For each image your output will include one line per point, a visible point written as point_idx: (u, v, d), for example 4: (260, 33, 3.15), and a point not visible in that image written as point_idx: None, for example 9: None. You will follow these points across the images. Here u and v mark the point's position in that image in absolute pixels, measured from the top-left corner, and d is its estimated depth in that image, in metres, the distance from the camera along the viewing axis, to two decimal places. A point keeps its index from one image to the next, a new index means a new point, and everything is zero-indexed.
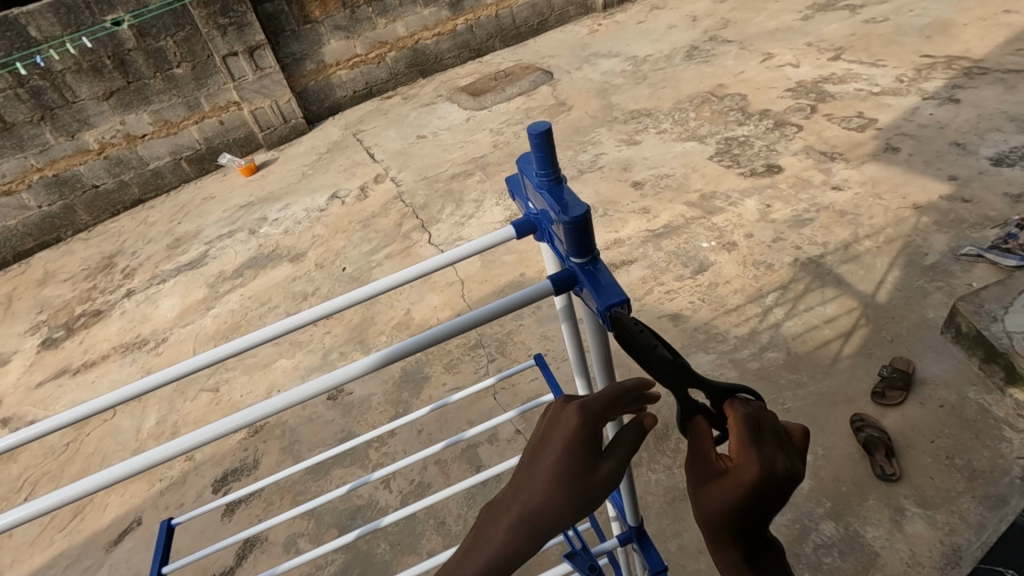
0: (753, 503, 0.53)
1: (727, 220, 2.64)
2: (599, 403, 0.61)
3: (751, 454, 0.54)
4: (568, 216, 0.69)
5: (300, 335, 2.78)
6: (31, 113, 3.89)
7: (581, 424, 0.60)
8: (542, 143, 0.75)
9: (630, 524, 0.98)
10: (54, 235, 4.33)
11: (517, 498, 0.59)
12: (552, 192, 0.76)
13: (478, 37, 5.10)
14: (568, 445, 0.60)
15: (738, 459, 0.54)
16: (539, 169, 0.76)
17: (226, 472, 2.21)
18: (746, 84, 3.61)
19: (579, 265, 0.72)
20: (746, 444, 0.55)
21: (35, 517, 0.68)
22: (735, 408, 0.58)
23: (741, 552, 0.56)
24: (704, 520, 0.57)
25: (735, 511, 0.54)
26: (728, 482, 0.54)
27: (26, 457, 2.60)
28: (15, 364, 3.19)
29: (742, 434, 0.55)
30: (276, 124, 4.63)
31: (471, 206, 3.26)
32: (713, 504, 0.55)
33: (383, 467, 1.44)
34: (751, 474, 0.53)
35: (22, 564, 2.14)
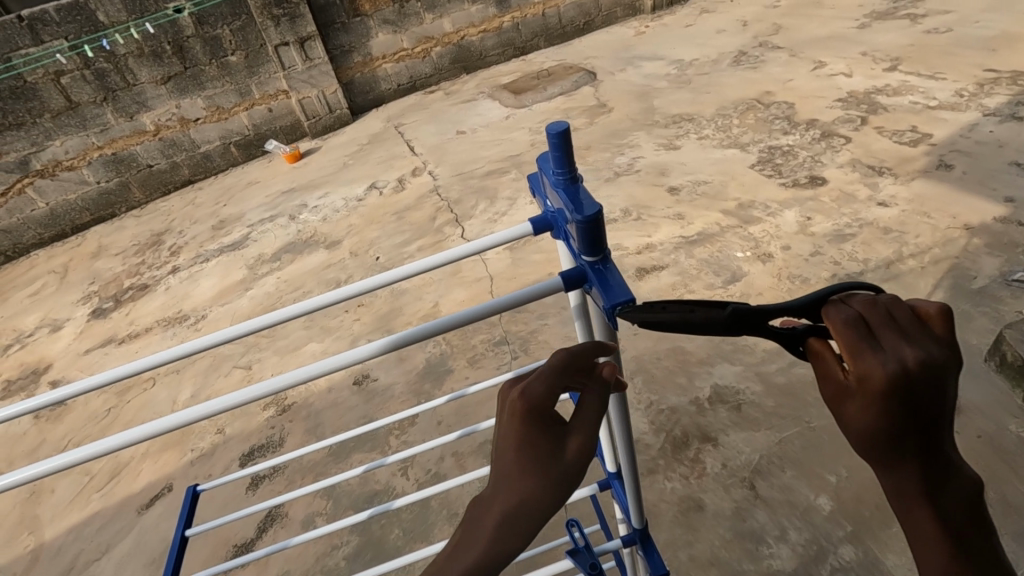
0: (899, 407, 0.49)
1: (764, 231, 2.58)
2: (546, 378, 0.64)
3: (872, 360, 0.50)
4: (581, 215, 0.70)
5: (331, 320, 2.85)
6: (94, 94, 4.10)
7: (532, 403, 0.63)
8: (560, 142, 0.75)
9: (634, 526, 0.98)
10: (109, 211, 4.55)
11: (494, 493, 0.61)
12: (567, 190, 0.76)
13: (523, 35, 5.12)
14: (525, 429, 0.62)
15: (857, 370, 0.50)
16: (556, 168, 0.77)
17: (254, 447, 2.29)
18: (793, 92, 3.52)
19: (590, 264, 0.72)
20: (859, 348, 0.51)
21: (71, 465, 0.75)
22: (833, 315, 0.54)
23: (909, 461, 0.52)
24: (857, 439, 0.53)
25: (882, 423, 0.50)
26: (861, 397, 0.50)
27: (71, 420, 2.76)
28: (66, 331, 3.37)
29: (852, 339, 0.51)
30: (321, 114, 4.76)
31: (504, 203, 3.29)
32: (857, 425, 0.52)
33: (398, 453, 1.51)
34: (876, 379, 0.49)
35: (61, 520, 2.27)
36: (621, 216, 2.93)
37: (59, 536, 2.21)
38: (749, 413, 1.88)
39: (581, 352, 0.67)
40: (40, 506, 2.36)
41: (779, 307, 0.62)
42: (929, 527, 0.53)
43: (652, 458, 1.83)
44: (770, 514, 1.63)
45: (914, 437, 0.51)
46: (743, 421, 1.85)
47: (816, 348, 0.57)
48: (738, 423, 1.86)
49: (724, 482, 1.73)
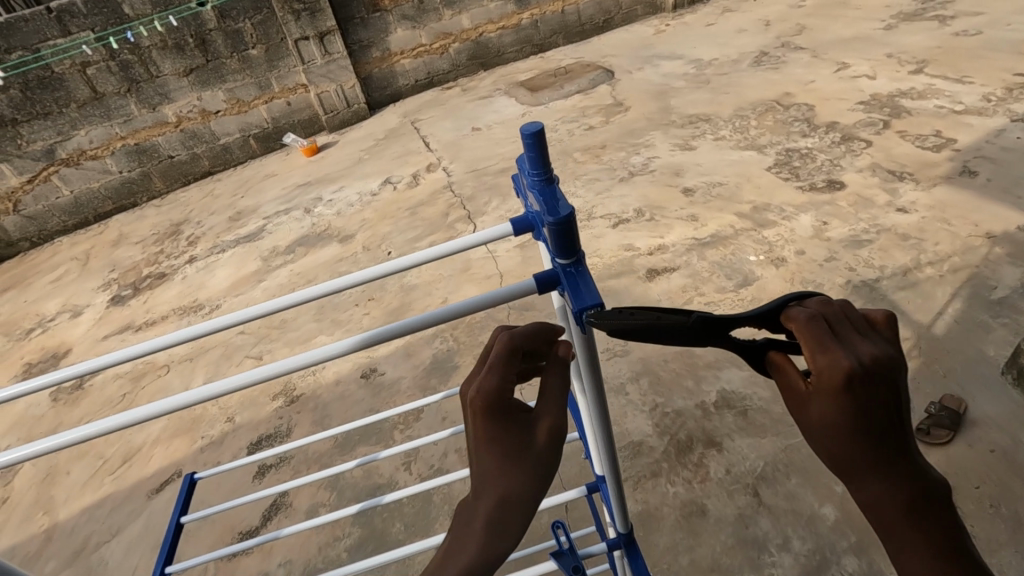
0: (858, 399, 0.54)
1: (778, 234, 2.54)
2: (494, 368, 0.62)
3: (830, 355, 0.55)
4: (552, 219, 0.69)
5: (342, 314, 2.88)
6: (119, 85, 4.17)
7: (488, 398, 0.62)
8: (535, 143, 0.73)
9: (618, 530, 1.00)
10: (131, 200, 4.64)
11: (475, 497, 0.60)
12: (542, 192, 0.75)
13: (542, 32, 5.10)
14: (487, 428, 0.62)
15: (818, 366, 0.56)
16: (532, 169, 0.75)
17: (261, 437, 2.33)
18: (814, 93, 3.46)
19: (563, 267, 0.73)
20: (822, 344, 0.56)
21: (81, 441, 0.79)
22: (796, 317, 0.59)
23: (876, 457, 0.55)
24: (823, 439, 0.57)
25: (847, 416, 0.54)
26: (823, 392, 0.55)
27: (87, 404, 2.83)
28: (86, 317, 3.45)
29: (814, 338, 0.57)
30: (339, 108, 4.80)
31: (517, 201, 3.28)
32: (823, 422, 0.56)
33: (388, 449, 1.59)
34: (834, 372, 0.54)
35: (74, 501, 2.32)
36: (633, 216, 2.90)
37: (72, 516, 2.27)
38: (756, 419, 1.85)
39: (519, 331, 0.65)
40: (55, 487, 2.42)
41: (738, 318, 0.65)
42: (901, 524, 0.55)
43: (656, 461, 1.82)
44: (773, 521, 1.61)
45: (877, 432, 0.55)
46: (749, 427, 1.83)
47: (777, 362, 0.61)
48: (744, 429, 1.83)
49: (728, 488, 1.71)
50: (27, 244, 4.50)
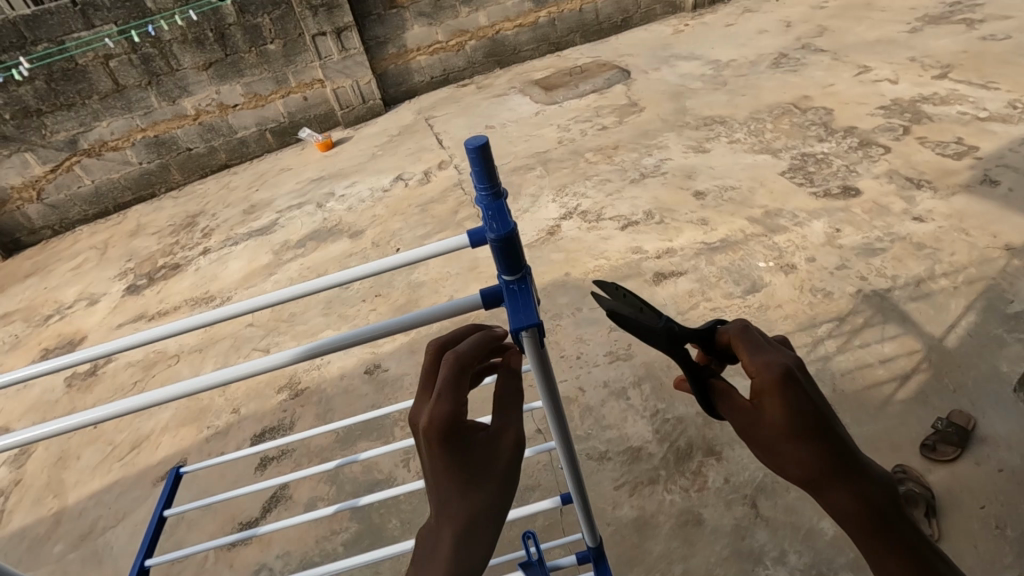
0: (795, 393, 0.66)
1: (789, 241, 2.50)
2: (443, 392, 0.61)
3: (764, 361, 0.68)
4: (493, 239, 0.71)
5: (349, 309, 2.90)
6: (139, 78, 4.24)
7: (442, 422, 0.60)
8: (481, 158, 0.67)
9: (588, 545, 1.09)
10: (150, 191, 4.73)
11: (440, 523, 0.61)
12: (490, 209, 0.71)
13: (558, 31, 5.07)
14: (443, 453, 0.61)
15: (760, 372, 0.68)
16: (479, 184, 0.70)
17: (265, 429, 2.36)
18: (833, 97, 3.39)
19: (506, 283, 0.76)
20: (756, 353, 0.70)
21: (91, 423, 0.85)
22: (733, 335, 0.74)
23: (821, 442, 0.65)
24: (781, 438, 0.66)
25: (793, 408, 0.65)
26: (769, 394, 0.66)
27: (100, 390, 2.89)
28: (102, 305, 3.53)
29: (748, 350, 0.71)
30: (354, 104, 4.83)
31: (526, 201, 3.27)
32: (777, 421, 0.66)
33: (367, 451, 1.64)
34: (776, 369, 0.66)
35: (83, 485, 2.38)
36: (643, 218, 2.88)
37: (81, 500, 2.32)
38: None
39: (464, 348, 0.65)
40: (66, 470, 2.48)
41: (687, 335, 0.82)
42: (857, 501, 0.65)
43: (654, 468, 1.80)
44: (770, 534, 1.58)
45: (816, 422, 0.65)
46: None
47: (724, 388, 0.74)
48: None
49: (726, 498, 1.68)
50: (49, 232, 4.61)
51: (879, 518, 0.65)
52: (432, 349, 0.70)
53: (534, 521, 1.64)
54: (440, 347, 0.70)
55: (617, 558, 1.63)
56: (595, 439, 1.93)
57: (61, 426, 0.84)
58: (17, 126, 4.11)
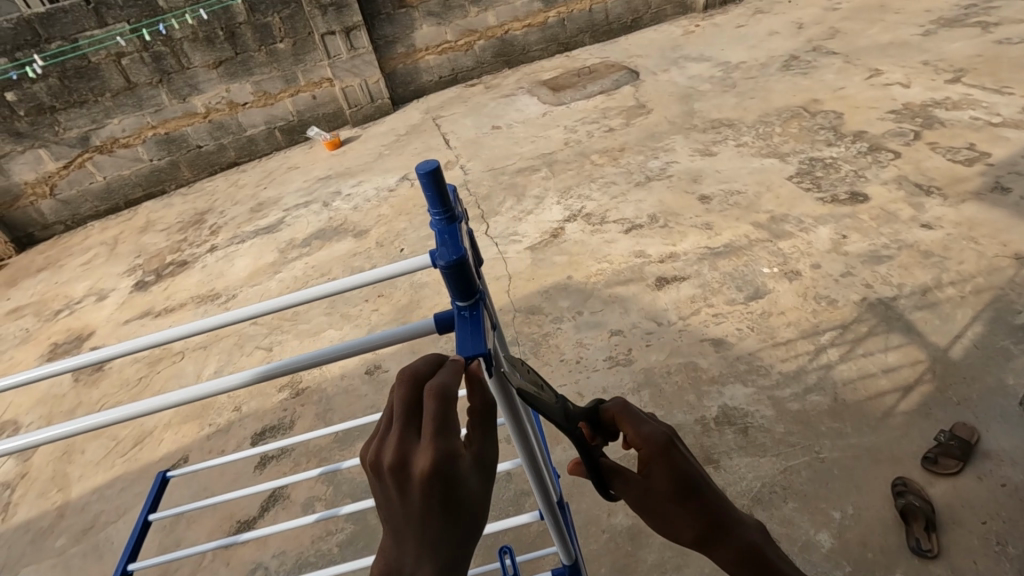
0: (678, 458, 0.70)
1: (794, 247, 2.47)
2: (438, 427, 0.58)
3: (649, 430, 0.71)
4: (443, 264, 0.71)
5: (351, 308, 2.91)
6: (151, 76, 4.29)
7: (437, 462, 0.56)
8: (432, 183, 0.71)
9: (564, 561, 1.10)
10: (160, 188, 4.78)
11: (417, 571, 0.54)
12: (443, 233, 0.74)
13: (568, 31, 5.06)
14: (434, 491, 0.56)
15: (644, 442, 0.71)
16: (433, 209, 0.73)
17: (265, 428, 2.37)
18: (843, 101, 3.35)
19: (460, 309, 0.76)
20: (638, 424, 0.72)
21: (84, 430, 0.86)
22: (616, 411, 0.75)
23: (701, 503, 0.69)
24: (669, 504, 0.70)
25: (678, 472, 0.69)
26: (656, 463, 0.70)
27: (105, 385, 2.93)
28: (111, 300, 3.57)
29: (633, 423, 0.73)
30: (363, 103, 4.84)
31: (531, 202, 3.26)
32: (666, 487, 0.70)
33: (351, 459, 1.64)
34: (661, 436, 0.70)
35: (87, 480, 2.41)
36: (647, 221, 2.86)
37: (84, 495, 2.35)
38: (757, 438, 1.81)
39: (447, 378, 0.62)
40: (71, 465, 2.51)
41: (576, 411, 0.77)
42: (735, 556, 0.69)
43: None
44: None
45: (696, 486, 0.70)
46: (749, 446, 1.79)
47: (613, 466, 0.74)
48: (744, 447, 1.79)
49: None
50: (62, 227, 4.67)
51: (761, 566, 0.68)
52: (402, 377, 0.63)
53: (528, 526, 1.64)
54: (411, 374, 0.64)
55: (610, 565, 1.62)
56: None
57: (56, 433, 0.85)
58: (31, 123, 4.17)
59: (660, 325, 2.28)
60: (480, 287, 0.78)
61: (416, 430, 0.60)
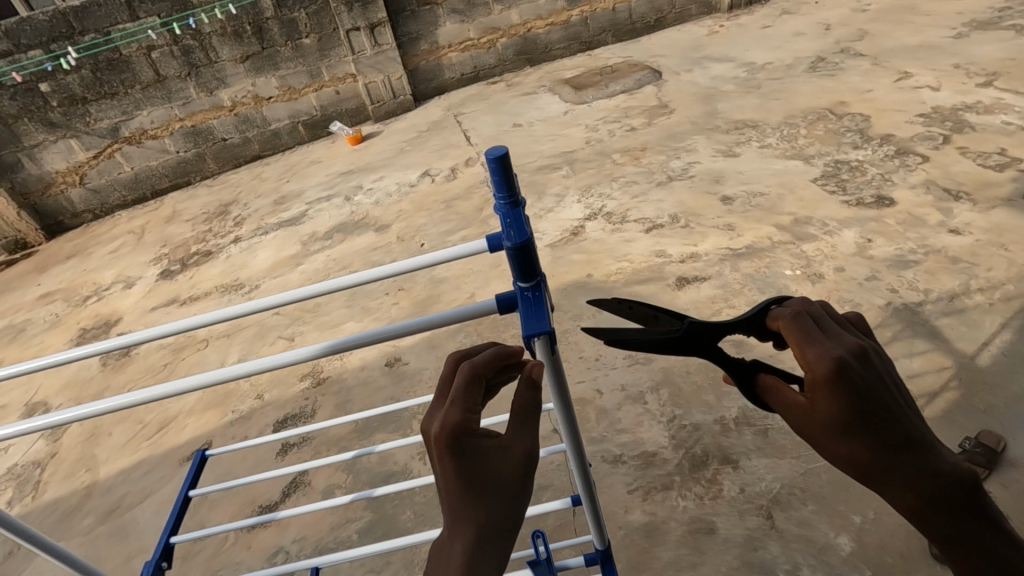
0: (847, 386, 0.64)
1: (818, 249, 2.45)
2: (457, 403, 0.65)
3: (816, 352, 0.66)
4: (511, 248, 0.73)
5: (372, 302, 2.95)
6: (180, 69, 4.37)
7: (450, 429, 0.63)
8: (500, 168, 0.71)
9: (596, 547, 1.11)
10: (186, 179, 4.86)
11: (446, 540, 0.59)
12: (507, 217, 0.74)
13: (591, 30, 5.05)
14: (450, 461, 0.62)
15: (811, 360, 0.66)
16: (499, 193, 0.74)
17: (287, 416, 2.41)
18: (870, 103, 3.30)
19: (522, 290, 0.77)
20: (807, 340, 0.68)
21: (128, 406, 0.88)
22: (783, 316, 0.73)
23: (873, 439, 0.63)
24: (829, 434, 0.65)
25: (842, 403, 0.64)
26: (821, 386, 0.65)
27: (132, 370, 3.00)
28: (137, 288, 3.66)
29: (803, 336, 0.69)
30: (385, 99, 4.88)
31: (551, 200, 3.27)
32: (827, 414, 0.65)
33: (381, 444, 1.65)
34: (826, 366, 0.64)
35: (114, 462, 2.47)
36: (668, 221, 2.85)
37: (110, 476, 2.41)
38: (777, 439, 1.80)
39: (479, 360, 0.70)
40: (98, 446, 2.58)
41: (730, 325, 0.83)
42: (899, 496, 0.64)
43: (667, 474, 1.79)
44: (782, 547, 1.56)
45: (869, 419, 0.64)
46: (769, 447, 1.78)
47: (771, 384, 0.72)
48: (763, 448, 1.79)
49: (740, 508, 1.67)
50: (90, 216, 4.78)
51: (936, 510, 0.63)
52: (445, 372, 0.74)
53: (545, 520, 1.65)
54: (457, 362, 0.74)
55: (626, 562, 1.62)
56: (609, 441, 1.93)
57: (100, 408, 0.87)
58: (64, 114, 4.28)
59: None
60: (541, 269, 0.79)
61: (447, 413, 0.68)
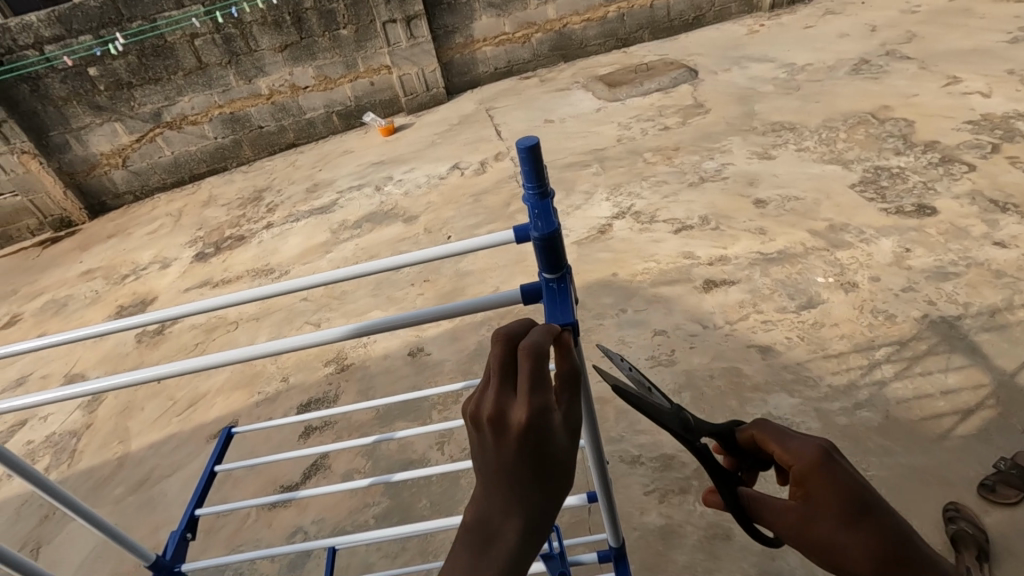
0: (835, 473, 0.66)
1: (853, 257, 2.38)
2: (535, 390, 0.56)
3: (798, 447, 0.69)
4: (538, 238, 0.74)
5: (397, 292, 2.98)
6: (221, 57, 4.47)
7: (532, 423, 0.55)
8: (530, 158, 0.70)
9: (611, 545, 1.09)
10: (223, 164, 4.98)
11: (505, 524, 0.58)
12: (535, 207, 0.74)
13: (627, 26, 5.00)
14: (523, 452, 0.56)
15: (796, 455, 0.69)
16: (528, 183, 0.73)
17: (311, 399, 2.46)
18: (915, 108, 3.19)
19: (547, 280, 0.78)
20: (785, 440, 0.72)
21: (163, 376, 0.90)
22: (758, 426, 0.77)
23: (877, 527, 0.63)
24: (837, 526, 0.64)
25: (839, 488, 0.65)
26: (813, 476, 0.66)
27: (165, 348, 3.09)
28: (173, 269, 3.77)
29: (780, 439, 0.73)
30: (418, 91, 4.91)
31: (580, 197, 3.26)
32: (830, 504, 0.65)
33: (401, 431, 1.67)
34: (813, 451, 0.68)
35: (145, 436, 2.56)
36: (698, 223, 2.81)
37: (142, 449, 2.50)
38: None
39: (540, 337, 0.59)
40: (131, 420, 2.67)
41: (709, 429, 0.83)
42: None
43: (686, 478, 1.78)
44: (801, 558, 1.53)
45: (868, 505, 0.64)
46: None
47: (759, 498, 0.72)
48: None
49: None
50: (131, 197, 4.94)
51: None
52: (498, 337, 0.60)
53: (560, 516, 1.66)
54: (506, 334, 0.61)
55: (639, 563, 1.61)
56: (628, 442, 1.92)
57: (137, 378, 0.89)
58: (110, 98, 4.44)
59: (705, 328, 2.24)
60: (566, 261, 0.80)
61: (509, 387, 0.58)
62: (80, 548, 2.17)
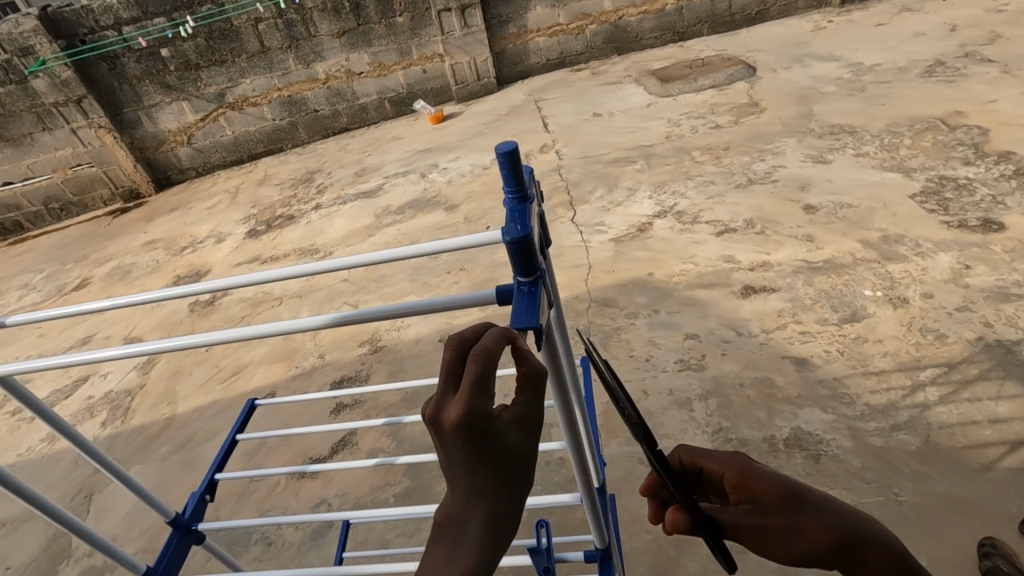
0: (762, 467, 0.74)
1: (905, 271, 2.26)
2: (474, 389, 0.56)
3: (722, 457, 0.76)
4: (508, 240, 0.73)
5: (433, 278, 3.03)
6: (282, 41, 4.63)
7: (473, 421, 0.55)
8: (509, 162, 0.73)
9: (597, 545, 1.08)
10: (279, 146, 5.17)
11: (471, 513, 0.59)
12: (513, 208, 0.76)
13: (685, 20, 4.86)
14: (469, 448, 0.57)
15: (726, 464, 0.75)
16: (507, 186, 0.76)
17: (343, 377, 2.55)
18: (991, 115, 2.98)
19: (520, 283, 0.76)
20: (707, 456, 0.78)
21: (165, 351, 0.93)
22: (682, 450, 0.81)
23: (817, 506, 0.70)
24: (790, 511, 0.69)
25: (773, 476, 0.72)
26: (748, 474, 0.73)
27: (214, 318, 3.26)
28: (228, 243, 3.96)
29: (703, 456, 0.78)
30: (469, 80, 4.94)
31: (622, 193, 3.21)
32: (774, 491, 0.70)
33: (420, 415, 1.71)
34: (737, 455, 0.75)
35: (190, 400, 2.71)
36: (742, 226, 2.73)
37: (186, 412, 2.65)
38: (829, 467, 1.70)
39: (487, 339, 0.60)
40: (179, 384, 2.84)
41: None
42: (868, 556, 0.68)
43: None
44: None
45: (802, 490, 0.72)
46: (820, 474, 1.68)
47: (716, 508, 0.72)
48: (813, 475, 1.69)
49: None
50: (194, 173, 5.20)
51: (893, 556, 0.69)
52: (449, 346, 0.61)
53: (574, 512, 1.67)
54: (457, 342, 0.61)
55: (649, 566, 1.60)
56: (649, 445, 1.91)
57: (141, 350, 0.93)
58: (179, 78, 4.67)
59: (739, 335, 2.18)
60: (542, 268, 0.79)
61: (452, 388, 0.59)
62: (127, 499, 2.33)
